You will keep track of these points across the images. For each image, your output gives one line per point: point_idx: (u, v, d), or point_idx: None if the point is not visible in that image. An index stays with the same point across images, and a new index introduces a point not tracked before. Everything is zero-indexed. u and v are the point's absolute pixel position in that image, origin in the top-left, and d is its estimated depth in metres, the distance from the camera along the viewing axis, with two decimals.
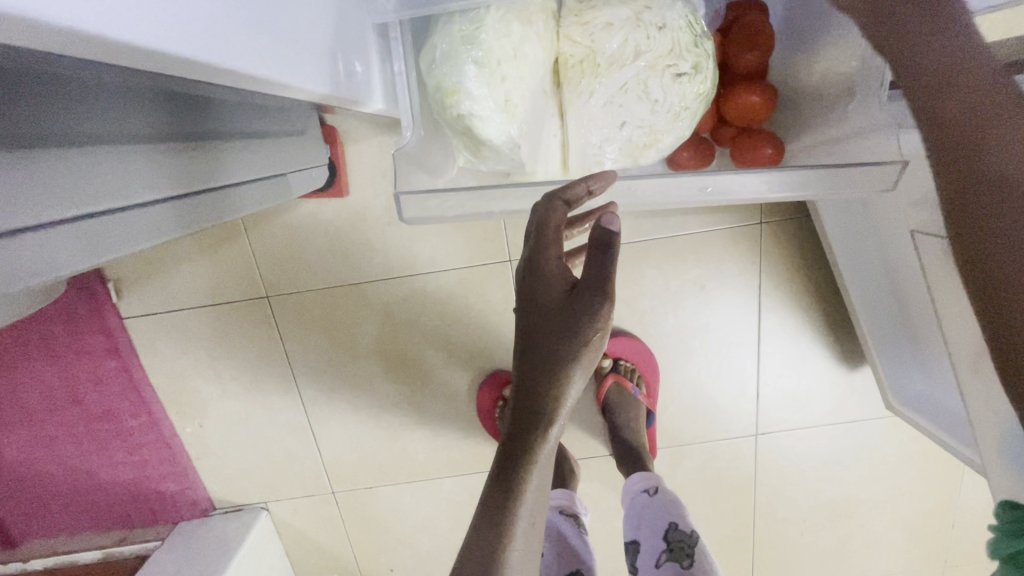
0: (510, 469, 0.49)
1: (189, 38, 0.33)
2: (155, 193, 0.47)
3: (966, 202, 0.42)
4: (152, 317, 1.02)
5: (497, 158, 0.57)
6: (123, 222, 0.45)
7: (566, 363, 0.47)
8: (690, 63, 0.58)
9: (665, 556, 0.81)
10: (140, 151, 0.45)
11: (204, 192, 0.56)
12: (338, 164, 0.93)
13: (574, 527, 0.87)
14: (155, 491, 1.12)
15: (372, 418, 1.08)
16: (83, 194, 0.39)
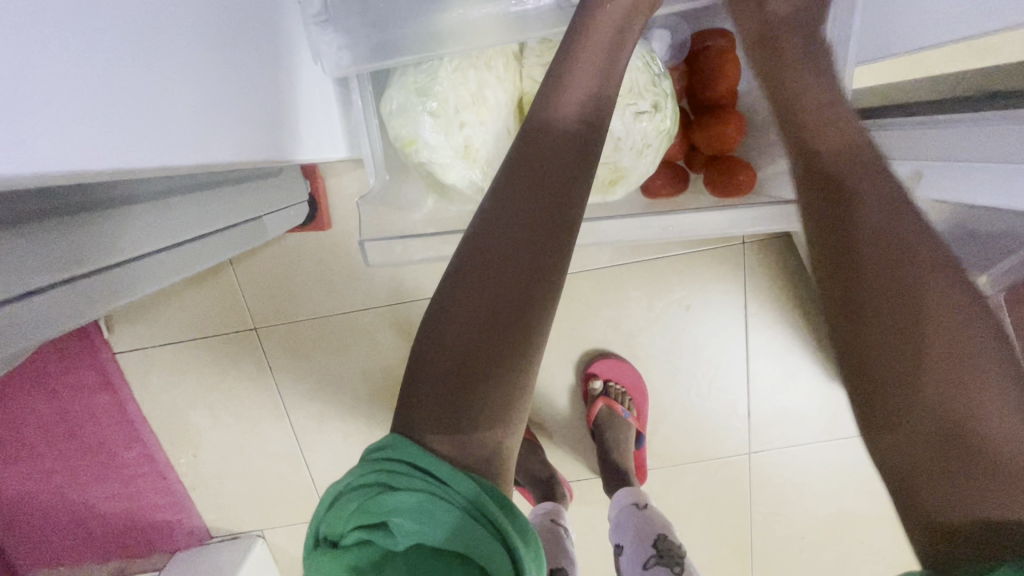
0: (478, 292, 0.46)
1: (154, 146, 0.33)
2: (116, 257, 0.45)
3: (851, 282, 0.47)
4: (143, 351, 1.03)
5: (465, 200, 0.60)
6: (86, 289, 0.43)
7: (552, 178, 0.49)
8: (650, 102, 0.58)
9: (654, 560, 0.79)
10: (105, 217, 0.43)
11: (169, 249, 0.54)
12: (319, 197, 0.94)
13: (560, 530, 0.89)
14: (152, 521, 1.14)
15: (362, 444, 1.08)
16: (46, 270, 0.37)
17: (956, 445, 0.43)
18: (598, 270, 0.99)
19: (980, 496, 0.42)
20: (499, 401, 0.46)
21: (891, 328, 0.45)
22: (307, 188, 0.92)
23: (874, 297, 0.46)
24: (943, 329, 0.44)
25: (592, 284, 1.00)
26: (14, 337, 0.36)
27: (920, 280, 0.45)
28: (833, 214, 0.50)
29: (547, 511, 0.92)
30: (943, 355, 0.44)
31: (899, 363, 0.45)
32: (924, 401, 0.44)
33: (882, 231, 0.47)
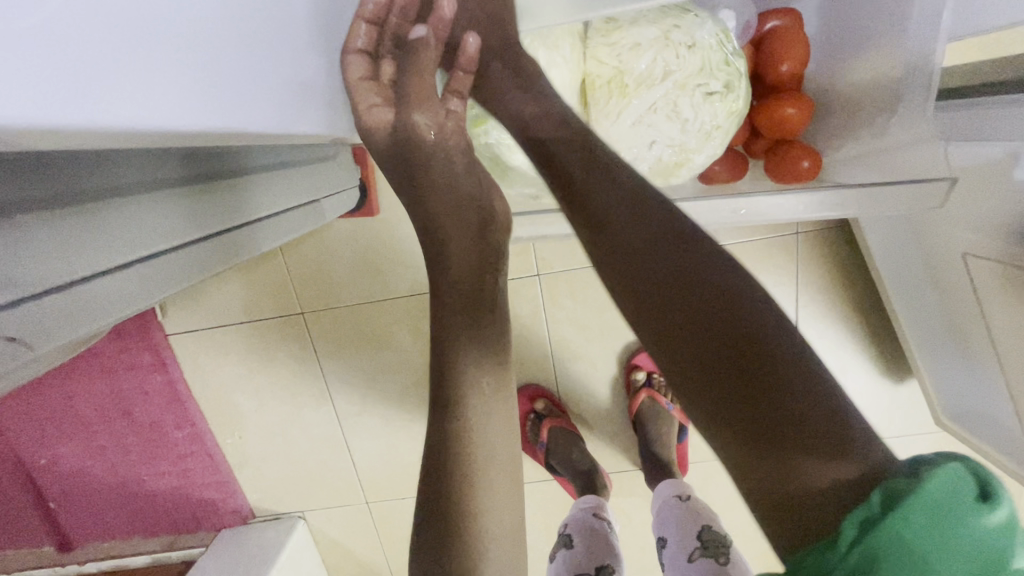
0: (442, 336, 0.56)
1: (224, 109, 0.33)
2: (193, 233, 0.46)
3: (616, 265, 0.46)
4: (193, 334, 1.06)
5: (524, 181, 0.67)
6: (164, 266, 0.43)
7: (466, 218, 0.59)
8: (721, 82, 0.59)
9: (699, 552, 0.78)
10: (182, 194, 0.44)
11: (239, 228, 0.55)
12: (368, 183, 0.95)
13: (605, 525, 0.89)
14: (199, 499, 1.17)
15: (404, 429, 1.10)
16: (127, 244, 0.38)
17: (759, 421, 0.38)
18: None
19: (789, 469, 0.37)
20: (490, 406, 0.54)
21: (660, 312, 0.43)
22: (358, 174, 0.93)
23: (641, 281, 0.45)
24: (702, 302, 0.42)
25: None
26: (105, 311, 0.37)
27: (678, 251, 0.44)
28: (645, 279, 0.45)
29: (590, 505, 0.92)
30: (709, 328, 0.41)
31: (677, 348, 0.42)
32: (717, 385, 0.40)
33: (687, 268, 0.43)
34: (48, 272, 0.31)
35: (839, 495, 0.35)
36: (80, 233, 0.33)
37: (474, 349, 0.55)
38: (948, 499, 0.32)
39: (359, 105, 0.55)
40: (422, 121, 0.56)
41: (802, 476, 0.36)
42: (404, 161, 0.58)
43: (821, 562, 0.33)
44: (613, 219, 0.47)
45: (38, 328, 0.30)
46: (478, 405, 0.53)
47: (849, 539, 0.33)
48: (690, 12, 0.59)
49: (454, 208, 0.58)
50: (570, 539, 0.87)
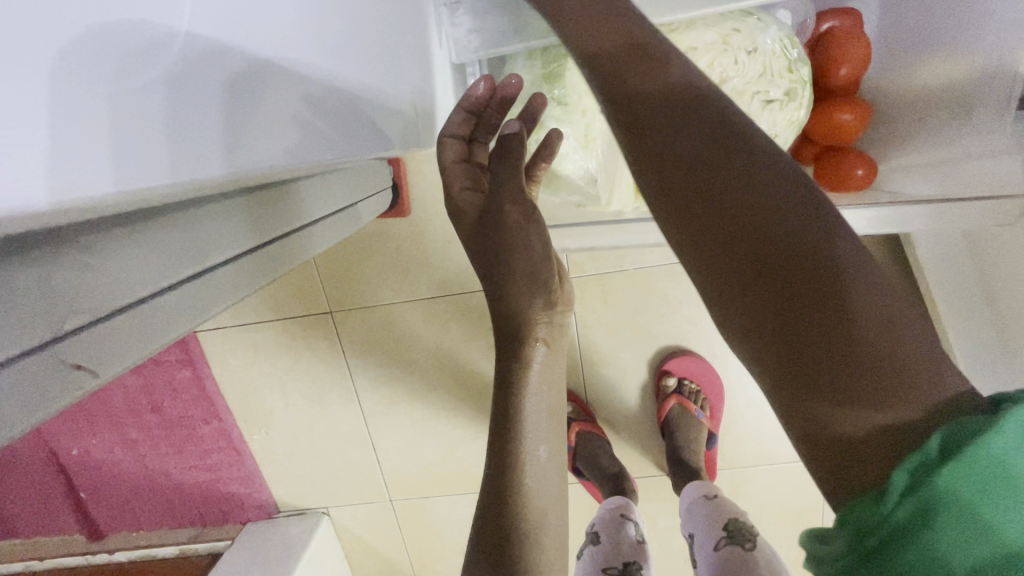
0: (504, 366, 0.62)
1: (191, 151, 0.24)
2: (246, 242, 0.46)
3: (645, 139, 0.35)
4: (222, 330, 1.07)
5: (571, 188, 0.66)
6: (223, 278, 0.43)
7: (497, 242, 0.55)
8: (782, 89, 0.57)
9: (724, 540, 0.78)
10: (236, 205, 0.44)
11: (288, 235, 0.55)
12: (400, 183, 0.94)
13: (633, 524, 0.88)
14: (225, 493, 1.18)
15: (429, 429, 1.09)
16: (183, 259, 0.37)
17: (820, 346, 0.29)
18: (680, 264, 0.95)
19: (855, 406, 0.28)
20: (541, 431, 0.62)
21: (698, 197, 0.33)
22: (391, 174, 0.92)
23: (673, 158, 0.34)
24: (751, 183, 0.32)
25: (672, 277, 0.96)
26: (163, 332, 0.35)
27: (715, 123, 0.34)
28: (671, 160, 0.34)
29: (617, 505, 0.91)
30: (769, 218, 0.31)
31: (727, 243, 0.32)
32: (770, 296, 0.30)
33: (728, 150, 0.33)
34: (98, 298, 0.29)
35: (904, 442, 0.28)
36: (127, 252, 0.32)
37: (536, 425, 0.61)
38: (995, 464, 0.26)
39: (450, 187, 0.58)
40: (512, 213, 0.55)
41: (862, 410, 0.28)
42: (487, 234, 0.56)
43: (872, 516, 0.28)
44: (645, 91, 0.36)
45: (95, 358, 0.29)
46: (533, 449, 0.61)
47: (902, 489, 0.27)
48: (753, 16, 0.57)
49: (531, 292, 0.58)
50: (597, 536, 0.86)
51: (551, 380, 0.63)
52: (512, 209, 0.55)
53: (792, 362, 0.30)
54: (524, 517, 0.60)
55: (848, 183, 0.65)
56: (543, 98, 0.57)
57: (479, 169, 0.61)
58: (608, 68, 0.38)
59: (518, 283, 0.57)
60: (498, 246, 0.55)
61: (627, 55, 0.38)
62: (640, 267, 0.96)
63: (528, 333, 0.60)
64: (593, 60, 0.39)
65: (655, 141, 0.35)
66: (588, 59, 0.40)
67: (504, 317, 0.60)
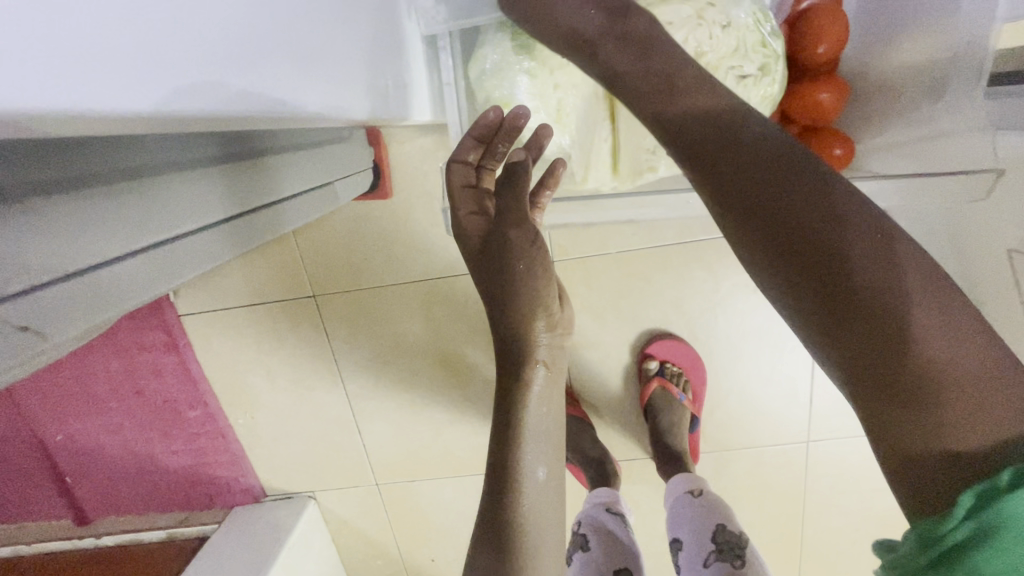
0: (504, 386, 0.60)
1: (166, 90, 0.27)
2: (223, 212, 0.47)
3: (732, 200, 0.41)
4: (205, 314, 1.06)
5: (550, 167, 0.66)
6: (195, 245, 0.44)
7: (502, 270, 0.56)
8: (756, 64, 0.57)
9: (714, 556, 0.78)
10: (212, 173, 0.45)
11: (263, 207, 0.56)
12: (382, 166, 0.94)
13: (621, 523, 0.89)
14: (212, 478, 1.18)
15: (414, 413, 1.10)
16: (159, 223, 0.39)
17: (900, 381, 0.35)
18: (663, 247, 0.95)
19: (935, 427, 0.34)
20: (541, 450, 0.60)
21: (781, 249, 0.38)
22: (372, 155, 0.91)
23: (759, 215, 0.39)
24: (835, 236, 0.37)
25: (656, 261, 0.96)
26: (131, 294, 0.37)
27: (795, 181, 0.39)
28: (769, 217, 0.39)
29: (605, 502, 0.92)
30: (847, 266, 0.36)
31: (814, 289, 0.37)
32: (849, 334, 0.36)
33: (822, 208, 0.37)
34: (74, 256, 0.31)
35: (974, 458, 0.33)
36: (103, 212, 0.33)
37: (536, 447, 0.60)
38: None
39: (458, 211, 0.59)
40: (514, 237, 0.56)
41: (940, 435, 0.34)
42: (492, 259, 0.57)
43: (939, 527, 0.33)
44: (736, 150, 0.41)
45: (70, 314, 0.31)
46: (531, 469, 0.60)
47: (967, 509, 0.32)
48: None
49: (532, 315, 0.56)
50: (586, 540, 0.87)
51: (552, 399, 0.61)
52: (515, 235, 0.55)
53: (876, 389, 0.36)
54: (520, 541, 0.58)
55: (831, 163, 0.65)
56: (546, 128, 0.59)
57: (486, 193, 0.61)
58: (696, 128, 0.43)
59: (525, 309, 0.56)
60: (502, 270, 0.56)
61: (710, 118, 0.43)
62: (623, 250, 0.96)
63: (529, 354, 0.58)
64: (684, 117, 0.44)
65: (749, 198, 0.40)
66: (668, 123, 0.45)
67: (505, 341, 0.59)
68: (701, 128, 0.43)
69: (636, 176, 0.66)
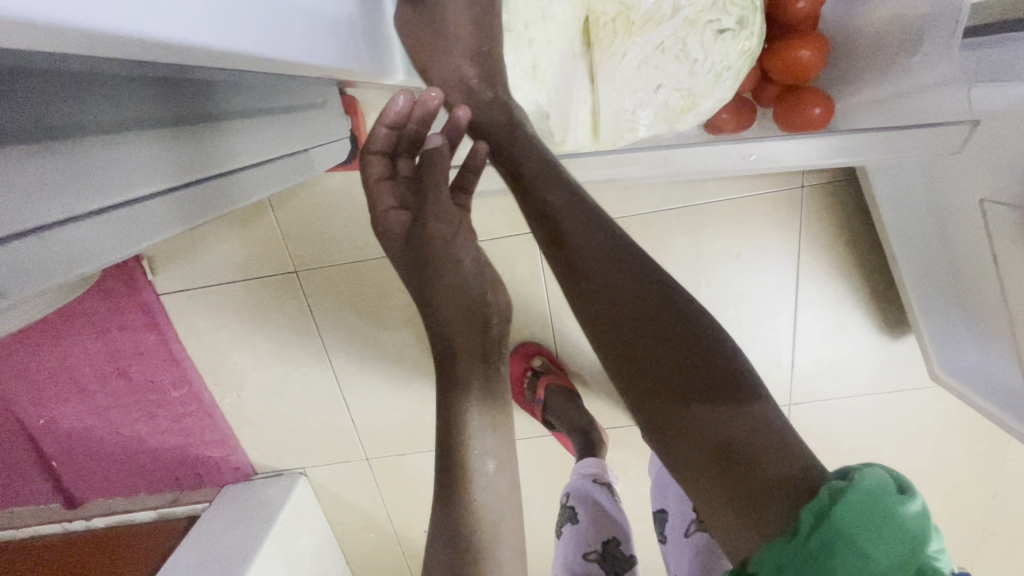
0: (447, 376, 0.63)
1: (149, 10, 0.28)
2: (182, 178, 0.49)
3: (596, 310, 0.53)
4: (185, 293, 1.04)
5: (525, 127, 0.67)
6: (155, 208, 0.47)
7: (431, 258, 0.64)
8: (734, 19, 0.63)
9: (696, 526, 0.79)
10: (166, 138, 0.47)
11: (228, 174, 0.58)
12: (359, 135, 0.91)
13: (608, 494, 0.91)
14: (201, 457, 1.18)
15: (402, 387, 1.10)
16: (109, 186, 0.41)
17: (738, 470, 0.48)
18: (646, 215, 0.96)
19: (744, 511, 0.47)
20: (487, 444, 0.62)
21: (619, 323, 0.53)
22: (349, 125, 0.89)
23: (595, 277, 0.54)
24: (647, 346, 0.51)
25: (639, 229, 0.97)
26: (101, 250, 0.41)
27: (624, 308, 0.52)
28: (617, 330, 0.53)
29: (591, 471, 0.93)
30: (656, 355, 0.51)
31: (633, 344, 0.52)
32: (664, 401, 0.51)
33: (656, 328, 0.52)
34: (29, 216, 0.34)
35: (795, 504, 0.45)
36: (63, 171, 0.36)
37: (478, 437, 0.62)
38: (914, 528, 0.43)
39: (380, 204, 0.67)
40: (438, 228, 0.65)
41: (757, 508, 0.46)
42: (418, 246, 0.65)
43: (785, 553, 0.44)
44: (589, 262, 0.54)
45: (34, 267, 0.35)
46: (477, 458, 0.61)
47: (807, 521, 0.44)
48: None
49: (464, 310, 0.64)
50: (574, 513, 0.89)
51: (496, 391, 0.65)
52: (443, 228, 0.64)
53: (684, 426, 0.50)
54: (479, 515, 0.60)
55: (808, 123, 0.66)
56: (457, 109, 0.64)
57: (402, 184, 0.69)
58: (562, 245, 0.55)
59: (450, 291, 0.64)
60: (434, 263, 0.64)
61: (561, 206, 0.56)
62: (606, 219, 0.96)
63: (458, 344, 0.64)
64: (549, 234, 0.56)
65: (607, 317, 0.53)
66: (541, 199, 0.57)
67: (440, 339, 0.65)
68: (567, 243, 0.55)
69: (615, 137, 0.68)
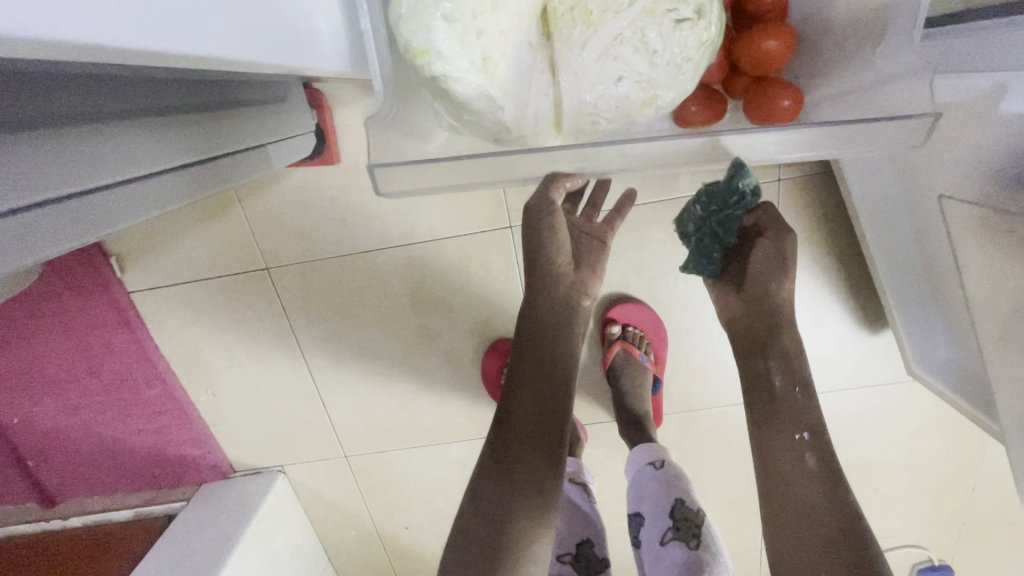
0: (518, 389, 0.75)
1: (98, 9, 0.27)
2: (133, 170, 0.48)
3: (768, 422, 0.70)
4: (156, 291, 1.03)
5: (479, 121, 0.62)
6: (103, 200, 0.46)
7: (538, 287, 0.76)
8: (691, 9, 0.61)
9: (671, 534, 0.80)
10: (119, 130, 0.46)
11: (184, 167, 0.57)
12: (326, 129, 0.90)
13: (582, 494, 0.90)
14: (178, 456, 1.17)
15: (379, 385, 1.09)
16: (58, 178, 0.40)
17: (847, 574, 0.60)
18: None
19: None
20: (530, 440, 0.72)
21: (776, 420, 0.69)
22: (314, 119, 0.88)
23: (803, 410, 0.68)
24: (795, 460, 0.67)
25: None
26: (44, 242, 0.40)
27: (798, 423, 0.68)
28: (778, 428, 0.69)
29: (567, 471, 0.92)
30: (808, 469, 0.66)
31: (790, 448, 0.67)
32: (789, 496, 0.66)
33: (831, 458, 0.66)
34: None
35: None
36: (29, 160, 0.37)
37: (530, 435, 0.73)
38: None
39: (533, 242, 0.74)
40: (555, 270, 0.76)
41: None
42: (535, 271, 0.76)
43: None
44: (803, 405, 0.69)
45: None
46: (524, 449, 0.72)
47: None
48: None
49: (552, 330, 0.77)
50: None
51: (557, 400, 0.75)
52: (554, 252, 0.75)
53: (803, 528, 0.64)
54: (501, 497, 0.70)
55: (775, 114, 0.64)
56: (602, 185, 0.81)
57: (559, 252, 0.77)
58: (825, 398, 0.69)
59: (541, 315, 0.76)
60: (550, 332, 0.77)
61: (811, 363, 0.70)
62: None
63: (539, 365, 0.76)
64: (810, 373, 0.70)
65: (801, 430, 0.68)
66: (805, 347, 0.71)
67: (540, 406, 0.74)
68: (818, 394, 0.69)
69: (577, 132, 0.65)
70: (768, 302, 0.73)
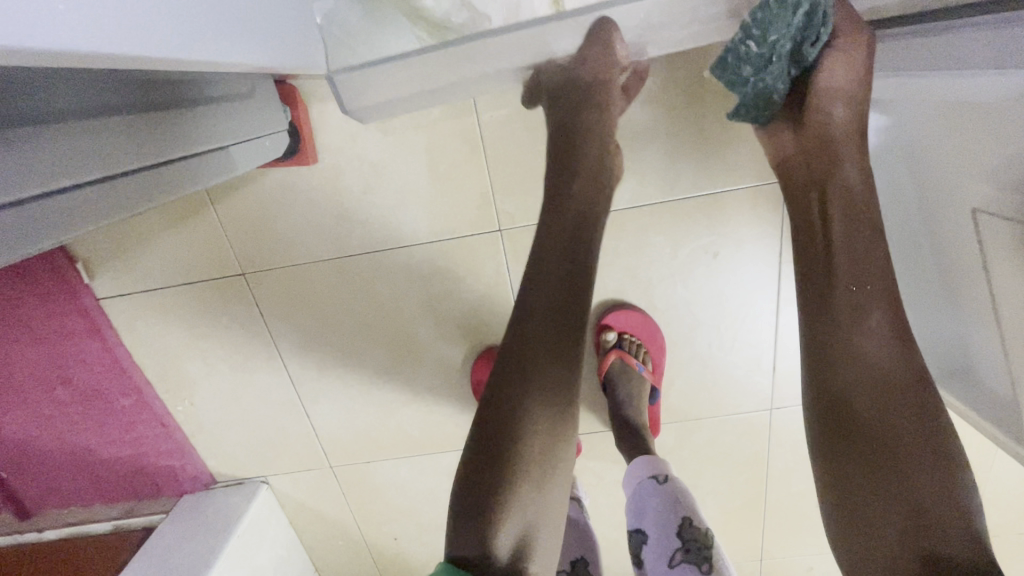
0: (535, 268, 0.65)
1: None
2: (79, 176, 0.42)
3: (832, 342, 0.54)
4: (126, 297, 0.98)
5: None
6: (41, 211, 0.40)
7: (579, 146, 0.72)
8: None
9: (681, 556, 0.75)
10: (59, 133, 0.40)
11: (135, 174, 0.51)
12: (300, 126, 0.84)
13: (579, 509, 0.86)
14: (156, 467, 1.13)
15: (363, 392, 1.04)
16: None
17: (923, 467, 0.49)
18: (615, 212, 0.89)
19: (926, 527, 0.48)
20: (536, 328, 0.62)
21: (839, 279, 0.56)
22: (288, 115, 0.82)
23: (869, 268, 0.55)
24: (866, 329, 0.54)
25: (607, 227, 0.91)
26: None
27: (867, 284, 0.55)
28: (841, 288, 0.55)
29: None
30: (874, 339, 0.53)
31: (851, 313, 0.54)
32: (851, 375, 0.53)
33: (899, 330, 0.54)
34: None
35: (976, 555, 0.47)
36: None
37: (536, 321, 0.63)
38: None
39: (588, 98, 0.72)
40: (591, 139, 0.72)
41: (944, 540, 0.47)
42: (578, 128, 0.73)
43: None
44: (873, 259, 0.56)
45: None
46: (532, 338, 0.62)
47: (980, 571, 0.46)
48: None
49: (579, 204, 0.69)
50: None
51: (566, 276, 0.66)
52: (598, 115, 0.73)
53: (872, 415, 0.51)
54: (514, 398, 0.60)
55: None
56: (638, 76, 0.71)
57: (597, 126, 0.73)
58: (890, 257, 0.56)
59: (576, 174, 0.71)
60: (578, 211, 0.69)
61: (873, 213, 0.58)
62: None
63: (556, 229, 0.68)
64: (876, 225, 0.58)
65: (862, 290, 0.55)
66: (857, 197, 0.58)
67: (547, 284, 0.64)
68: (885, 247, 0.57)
69: None
70: (825, 132, 0.60)
